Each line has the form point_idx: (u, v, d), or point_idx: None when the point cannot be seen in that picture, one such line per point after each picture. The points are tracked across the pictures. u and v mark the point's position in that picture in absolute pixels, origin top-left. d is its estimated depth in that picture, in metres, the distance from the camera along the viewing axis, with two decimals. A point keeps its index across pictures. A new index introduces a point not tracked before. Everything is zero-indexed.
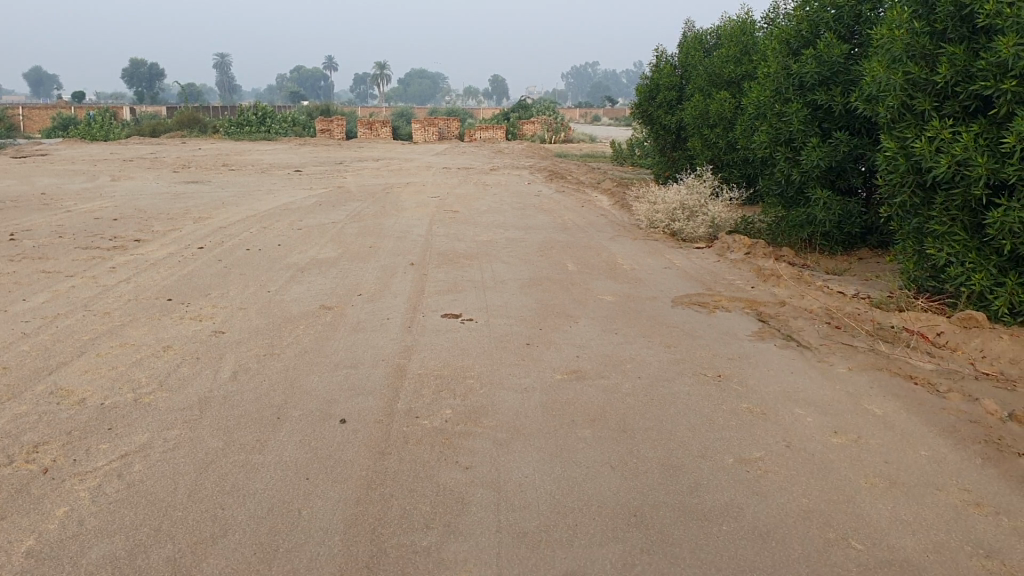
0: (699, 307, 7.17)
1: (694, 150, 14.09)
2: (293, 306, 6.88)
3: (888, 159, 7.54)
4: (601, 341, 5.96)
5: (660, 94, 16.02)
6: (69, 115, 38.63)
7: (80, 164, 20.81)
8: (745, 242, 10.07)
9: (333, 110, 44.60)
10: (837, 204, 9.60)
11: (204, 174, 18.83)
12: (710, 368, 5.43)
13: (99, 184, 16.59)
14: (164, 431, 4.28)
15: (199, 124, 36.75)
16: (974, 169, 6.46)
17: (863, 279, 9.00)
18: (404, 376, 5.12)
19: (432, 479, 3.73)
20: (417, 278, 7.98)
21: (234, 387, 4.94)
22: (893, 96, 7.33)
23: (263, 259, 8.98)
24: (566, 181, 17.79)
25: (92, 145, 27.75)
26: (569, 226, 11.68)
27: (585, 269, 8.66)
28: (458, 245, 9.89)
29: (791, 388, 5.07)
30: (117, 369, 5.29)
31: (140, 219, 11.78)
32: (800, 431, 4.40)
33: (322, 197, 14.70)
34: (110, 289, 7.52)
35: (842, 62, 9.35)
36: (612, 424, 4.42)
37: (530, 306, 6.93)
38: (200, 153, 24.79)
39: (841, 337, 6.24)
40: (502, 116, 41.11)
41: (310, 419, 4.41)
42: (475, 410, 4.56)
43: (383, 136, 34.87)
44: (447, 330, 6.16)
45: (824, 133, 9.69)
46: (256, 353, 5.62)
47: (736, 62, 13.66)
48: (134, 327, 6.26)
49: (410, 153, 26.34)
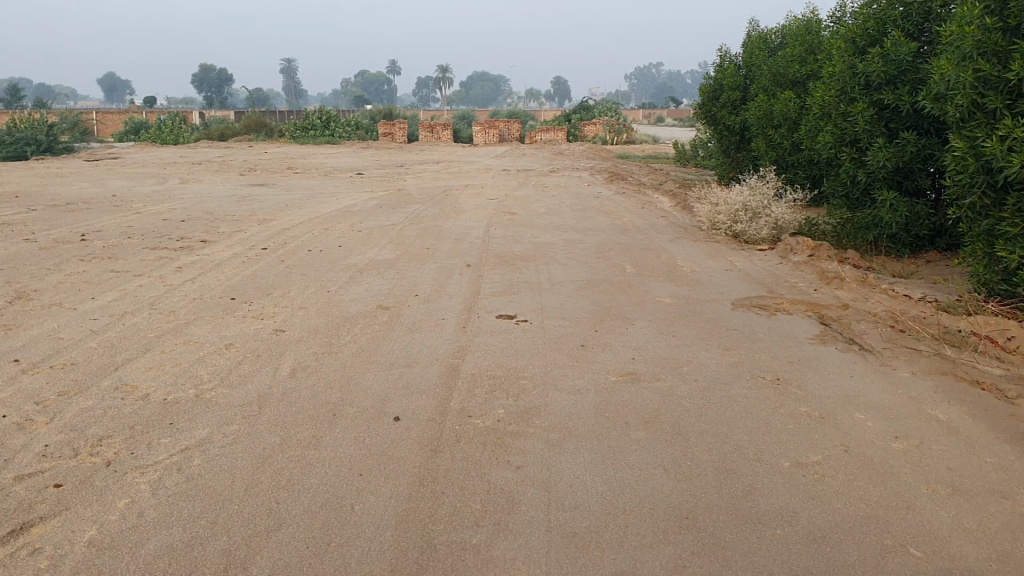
0: (759, 309, 7.06)
1: (757, 151, 13.90)
2: (351, 306, 6.95)
3: (958, 159, 7.37)
4: (657, 344, 5.90)
5: (723, 94, 15.85)
6: (141, 120, 39.70)
7: (151, 167, 21.33)
8: (808, 244, 9.89)
9: (396, 114, 45.06)
10: (904, 205, 9.38)
11: (268, 177, 19.17)
12: (768, 372, 5.35)
13: (167, 186, 17.00)
14: (223, 426, 4.36)
15: (265, 128, 37.43)
16: None
17: (930, 282, 8.77)
18: (458, 376, 5.13)
19: (483, 478, 3.73)
20: (474, 279, 8.00)
21: (292, 384, 5.01)
22: (964, 94, 7.18)
23: (324, 259, 9.10)
24: (627, 183, 17.70)
25: (163, 149, 28.44)
26: (628, 227, 11.61)
27: (643, 271, 8.59)
28: (516, 246, 9.90)
29: (852, 392, 4.96)
30: (180, 366, 5.40)
31: (206, 221, 12.03)
32: (860, 436, 4.30)
33: (383, 199, 14.84)
34: (175, 288, 7.69)
35: (910, 60, 9.14)
36: (666, 426, 4.38)
37: (586, 308, 6.90)
38: (266, 157, 25.23)
39: (905, 341, 6.08)
40: (564, 118, 41.09)
41: (365, 417, 4.45)
42: (528, 410, 4.55)
43: (444, 139, 35.10)
44: (502, 331, 6.16)
45: (891, 133, 9.48)
46: (314, 351, 5.69)
47: (800, 61, 13.45)
48: (197, 325, 6.39)
49: (471, 155, 26.47)
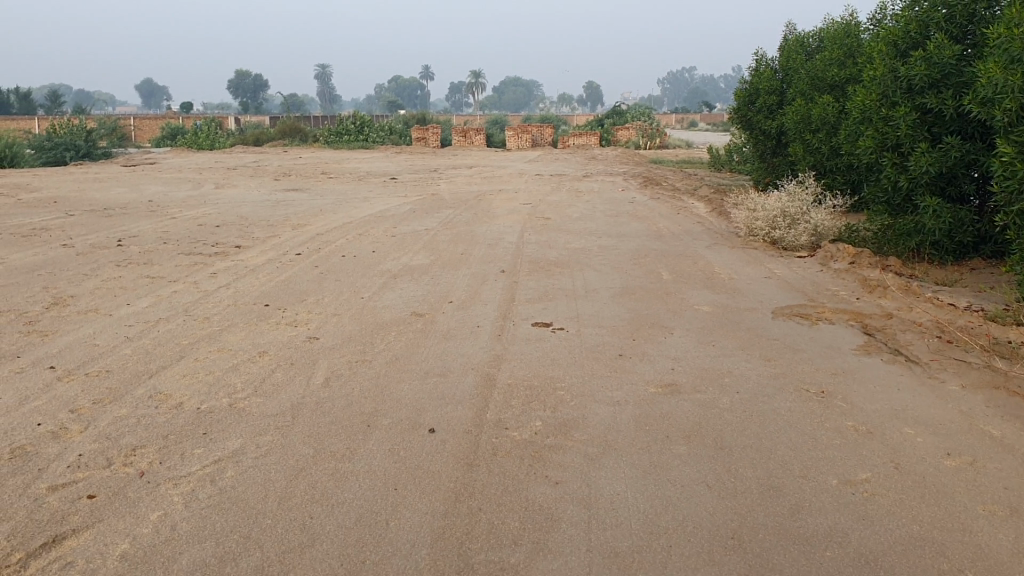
0: (800, 318, 6.91)
1: (795, 156, 13.69)
2: (384, 313, 6.89)
3: (1005, 164, 7.18)
4: (696, 353, 5.78)
5: (759, 98, 15.65)
6: (177, 125, 40.14)
7: (187, 172, 21.50)
8: (849, 251, 9.69)
9: (429, 119, 45.15)
10: (947, 212, 9.16)
11: (302, 182, 19.22)
12: (812, 384, 5.20)
13: (203, 191, 17.11)
14: (257, 437, 4.31)
15: (299, 132, 37.64)
16: None
17: (975, 291, 8.55)
18: (493, 386, 5.05)
19: (521, 494, 3.64)
20: (508, 286, 7.91)
21: (326, 394, 4.95)
22: (1012, 98, 7.01)
23: (358, 265, 9.06)
24: (661, 188, 17.53)
25: (199, 155, 28.67)
26: (665, 233, 11.46)
27: (680, 278, 8.46)
28: (550, 252, 9.81)
29: (900, 406, 4.81)
30: (214, 374, 5.37)
31: (241, 226, 12.05)
32: (910, 452, 4.15)
33: (416, 204, 14.82)
34: (210, 294, 7.67)
35: (954, 64, 8.94)
36: (708, 441, 4.26)
37: (623, 316, 6.78)
38: (300, 162, 25.31)
39: (953, 352, 5.91)
40: (596, 122, 40.93)
41: (399, 428, 4.38)
42: (566, 423, 4.45)
43: (477, 143, 35.09)
44: (537, 339, 6.07)
45: (934, 138, 9.27)
46: (348, 359, 5.63)
47: (839, 65, 13.25)
48: (231, 332, 6.35)
49: (504, 161, 26.41)
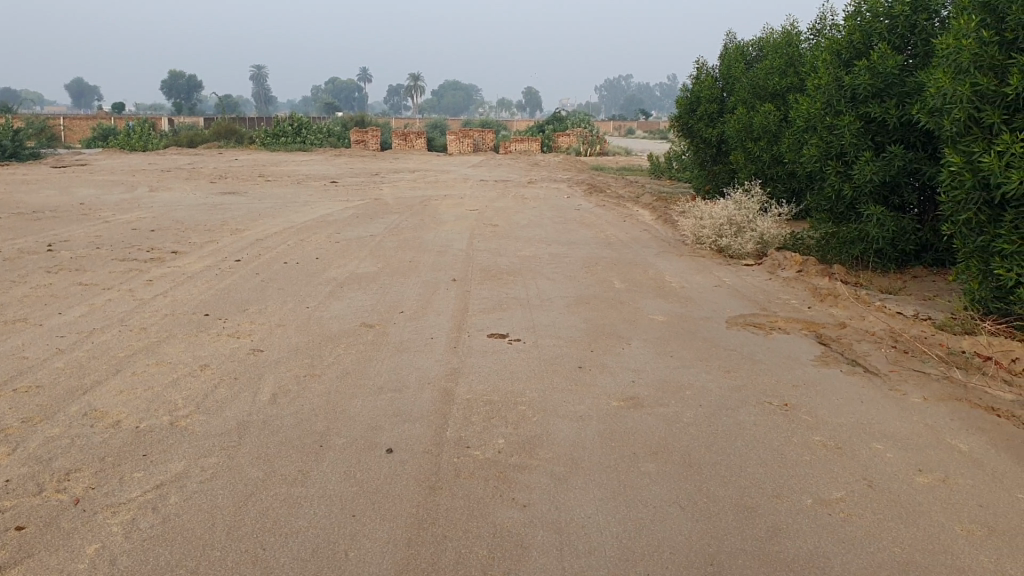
0: (756, 328, 6.84)
1: (737, 164, 13.73)
2: (332, 324, 6.64)
3: (953, 174, 7.21)
4: (656, 365, 5.65)
5: (700, 106, 15.69)
6: (108, 126, 39.10)
7: (119, 174, 20.83)
8: (796, 259, 9.70)
9: (368, 122, 44.65)
10: (891, 220, 9.21)
11: (240, 185, 18.74)
12: (775, 396, 5.10)
13: (136, 194, 16.57)
14: (202, 459, 4.05)
15: (235, 134, 36.87)
16: None
17: (922, 299, 8.61)
18: (451, 402, 4.84)
19: (487, 519, 3.45)
20: (460, 295, 7.71)
21: (274, 411, 4.69)
22: (960, 108, 7.03)
23: (301, 273, 8.76)
24: (606, 194, 17.46)
25: (132, 156, 27.85)
26: (613, 241, 11.38)
27: (632, 287, 8.34)
28: (499, 260, 9.63)
29: (865, 420, 4.73)
30: (152, 390, 5.07)
31: (177, 231, 11.63)
32: (882, 469, 4.06)
33: (359, 209, 14.53)
34: (146, 303, 7.32)
35: (896, 74, 9.00)
36: (676, 457, 4.12)
37: (578, 326, 6.63)
38: (237, 164, 24.74)
39: (910, 363, 5.88)
40: (537, 127, 40.95)
41: (355, 448, 4.15)
42: (528, 440, 4.28)
43: (417, 147, 34.76)
44: (493, 351, 5.88)
45: (877, 147, 9.31)
46: (296, 374, 5.38)
47: (780, 74, 13.32)
48: (170, 345, 6.03)
49: (446, 165, 26.17)
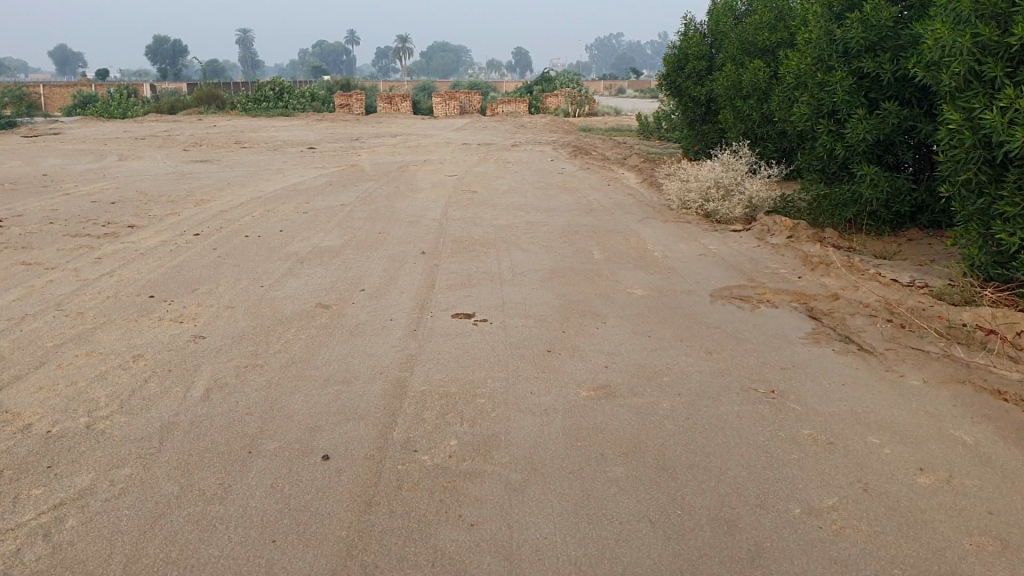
0: (742, 302, 6.38)
1: (725, 123, 13.20)
2: (286, 305, 6.15)
3: (952, 132, 6.70)
4: (632, 347, 5.18)
5: (688, 64, 15.12)
6: (88, 92, 38.27)
7: (91, 143, 20.18)
8: (786, 224, 9.20)
9: (354, 85, 43.70)
10: (885, 181, 8.71)
11: (215, 153, 18.15)
12: (760, 381, 4.65)
13: (104, 163, 15.96)
14: (113, 471, 3.59)
15: (217, 100, 36.09)
16: None
17: (917, 264, 8.13)
18: (403, 395, 4.38)
19: (428, 543, 3.01)
20: (427, 270, 7.23)
21: (205, 410, 4.23)
22: (959, 61, 6.50)
23: (262, 247, 8.26)
24: (591, 157, 16.92)
25: (109, 124, 27.15)
26: (596, 207, 10.88)
27: (612, 257, 7.87)
28: (474, 230, 9.14)
29: (859, 407, 4.29)
30: (75, 386, 4.58)
31: (139, 203, 11.08)
32: (878, 468, 3.63)
33: (334, 176, 13.97)
34: (90, 282, 6.80)
35: (891, 27, 8.44)
36: (649, 458, 3.67)
37: (551, 304, 6.16)
38: (216, 131, 24.08)
39: (907, 339, 5.43)
40: (525, 88, 40.26)
41: (287, 455, 3.70)
42: (485, 441, 3.82)
43: (403, 110, 34.01)
44: (457, 334, 5.42)
45: (870, 104, 8.77)
46: (236, 364, 4.90)
47: (770, 28, 12.74)
48: (105, 330, 5.54)
49: (431, 128, 25.59)
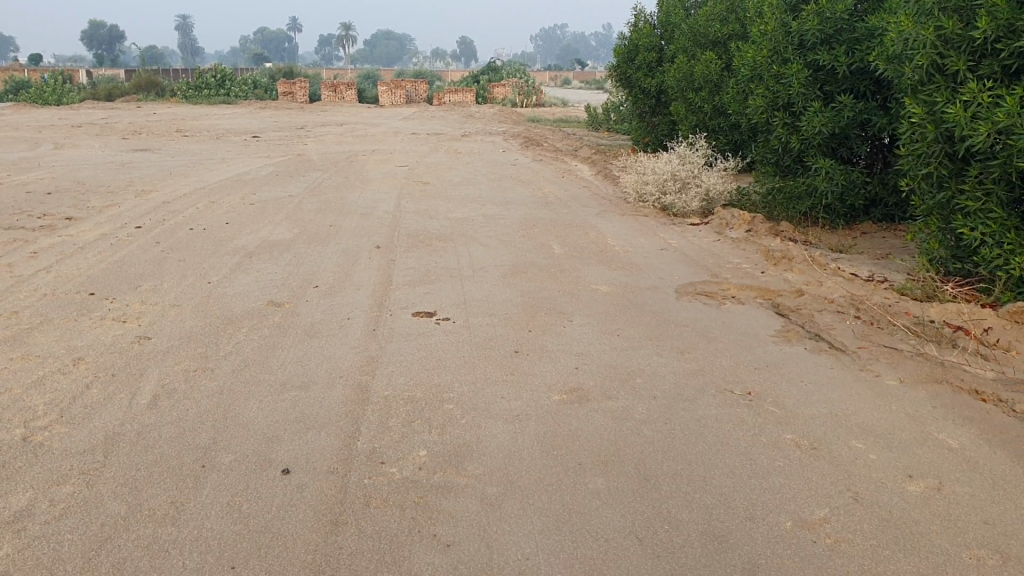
0: (708, 299, 6.24)
1: (677, 116, 13.08)
2: (236, 303, 5.85)
3: (913, 127, 6.56)
4: (601, 347, 5.00)
5: (638, 55, 14.97)
6: (21, 79, 36.92)
7: (23, 131, 19.38)
8: (744, 218, 9.07)
9: (297, 73, 42.95)
10: (841, 174, 8.58)
11: (155, 142, 17.54)
12: (736, 382, 4.50)
13: (37, 152, 15.30)
14: (52, 489, 3.30)
15: (156, 87, 35.10)
16: (1016, 139, 5.52)
17: (877, 257, 7.96)
18: (365, 402, 4.14)
19: (403, 567, 2.80)
20: (383, 265, 6.97)
21: (152, 419, 3.93)
22: (922, 54, 6.35)
23: (208, 241, 7.90)
24: (542, 149, 16.75)
25: (41, 110, 26.17)
26: (551, 199, 10.69)
27: (573, 252, 7.68)
28: (429, 223, 8.89)
29: (840, 410, 4.16)
30: (10, 392, 4.24)
31: (76, 194, 10.57)
32: (865, 476, 3.50)
33: (281, 166, 13.57)
34: (24, 278, 6.40)
35: (847, 20, 8.33)
36: (629, 468, 3.49)
37: (514, 301, 5.95)
38: (156, 119, 23.36)
39: (878, 337, 5.32)
40: (471, 78, 39.96)
41: (243, 470, 3.45)
42: (456, 451, 3.60)
43: (348, 98, 33.46)
44: (418, 334, 5.19)
45: (826, 97, 8.64)
46: (184, 368, 4.60)
47: (721, 20, 12.65)
48: (42, 330, 5.18)
49: (378, 117, 25.16)
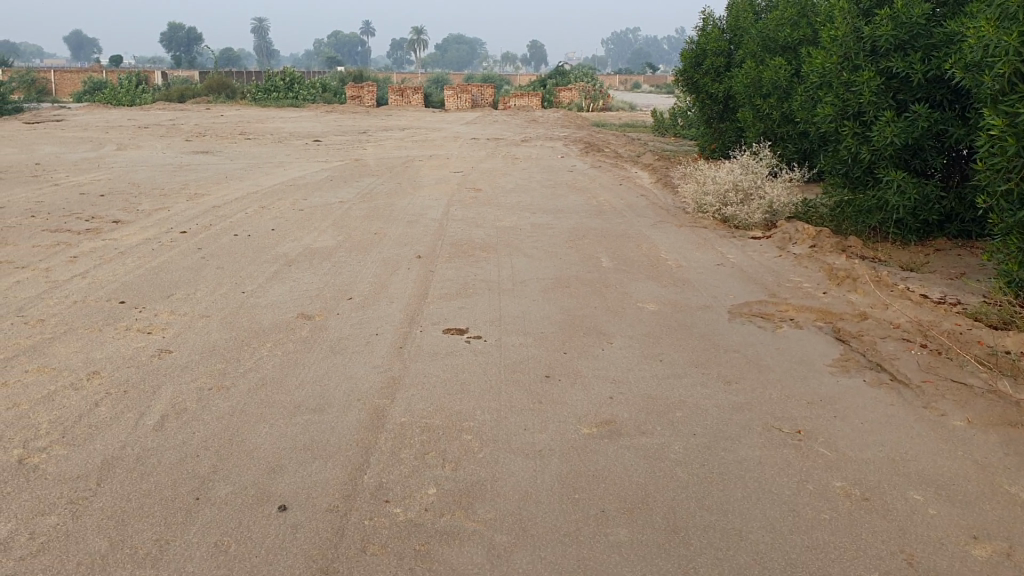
0: (762, 321, 5.85)
1: (744, 123, 12.59)
2: (265, 315, 5.65)
3: (993, 140, 6.04)
4: (641, 374, 4.67)
5: (706, 60, 14.51)
6: (99, 80, 37.80)
7: (92, 131, 19.73)
8: (809, 232, 8.59)
9: (366, 76, 43.19)
10: (913, 187, 8.04)
11: (217, 144, 17.65)
12: (785, 418, 4.13)
13: (101, 153, 15.49)
14: (35, 520, 3.10)
15: (227, 89, 35.61)
16: None
17: (949, 277, 7.44)
18: (380, 429, 3.87)
19: None
20: (422, 276, 6.74)
21: (156, 442, 3.73)
22: (1004, 61, 5.84)
23: (250, 247, 7.77)
24: (603, 154, 16.38)
25: (115, 111, 26.70)
26: (606, 209, 10.35)
27: (622, 266, 7.35)
28: (476, 231, 8.64)
29: (899, 454, 3.76)
30: (17, 408, 4.08)
31: (129, 196, 10.58)
32: (923, 535, 3.11)
33: (336, 171, 13.47)
34: (59, 284, 6.31)
35: (923, 24, 7.80)
36: (656, 517, 3.17)
37: (553, 319, 5.65)
38: (222, 121, 23.60)
39: (946, 369, 4.87)
40: (538, 82, 39.68)
41: (240, 504, 3.22)
42: (468, 490, 3.32)
43: (414, 102, 33.50)
44: (447, 353, 4.93)
45: (899, 106, 8.13)
46: (200, 386, 4.40)
47: (792, 24, 12.13)
48: (63, 341, 5.04)
49: (441, 121, 25.07)
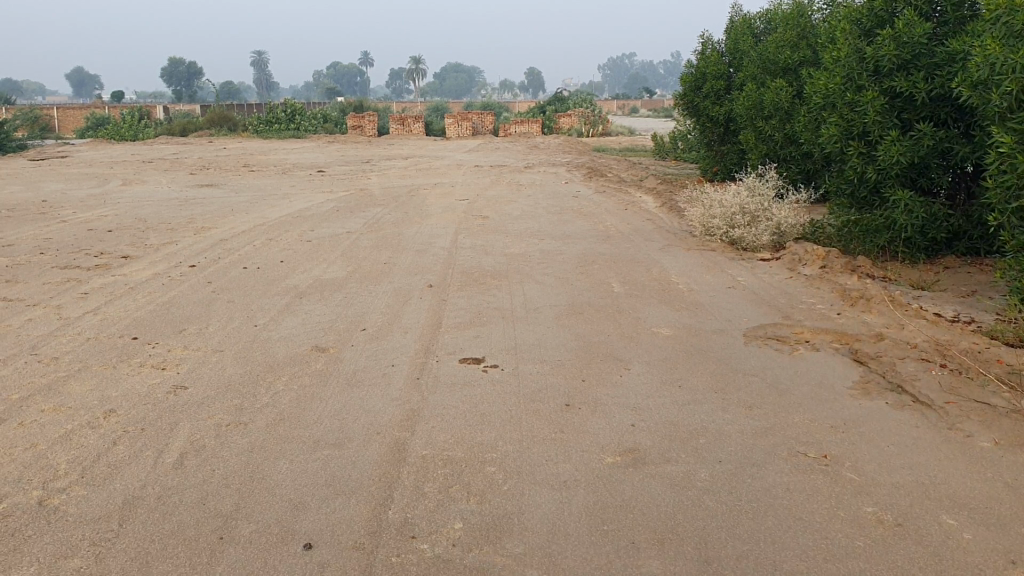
0: (779, 344, 5.80)
1: (746, 144, 12.57)
2: (278, 349, 5.62)
3: (1002, 157, 6.00)
4: (660, 401, 4.62)
5: (706, 83, 14.54)
6: (101, 115, 37.93)
7: (96, 166, 19.73)
8: (818, 253, 8.54)
9: (366, 106, 43.36)
10: (920, 206, 8.00)
11: (221, 177, 17.65)
12: (811, 444, 4.07)
13: (106, 188, 15.49)
14: (58, 564, 3.06)
15: (229, 121, 35.69)
16: None
17: (962, 295, 7.39)
18: (400, 464, 3.82)
19: None
20: (434, 306, 6.70)
21: (175, 481, 3.69)
22: (1011, 79, 5.80)
23: (261, 280, 7.74)
24: (606, 179, 16.38)
25: (117, 146, 26.72)
26: (613, 233, 10.33)
27: (634, 290, 7.32)
28: (485, 259, 8.62)
29: (928, 477, 3.72)
30: (33, 449, 4.04)
31: (136, 231, 10.57)
32: (960, 561, 3.06)
33: (342, 201, 13.47)
34: (70, 322, 6.28)
35: (925, 44, 7.79)
36: (688, 548, 3.12)
37: (568, 346, 5.61)
38: (224, 154, 23.65)
39: (967, 390, 4.81)
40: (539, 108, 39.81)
41: (265, 543, 3.18)
42: (495, 525, 3.28)
43: (415, 131, 33.56)
44: (464, 384, 4.88)
45: (904, 125, 8.09)
46: (217, 422, 4.36)
47: (792, 46, 12.15)
48: (77, 379, 5.01)
49: (442, 150, 25.13)
